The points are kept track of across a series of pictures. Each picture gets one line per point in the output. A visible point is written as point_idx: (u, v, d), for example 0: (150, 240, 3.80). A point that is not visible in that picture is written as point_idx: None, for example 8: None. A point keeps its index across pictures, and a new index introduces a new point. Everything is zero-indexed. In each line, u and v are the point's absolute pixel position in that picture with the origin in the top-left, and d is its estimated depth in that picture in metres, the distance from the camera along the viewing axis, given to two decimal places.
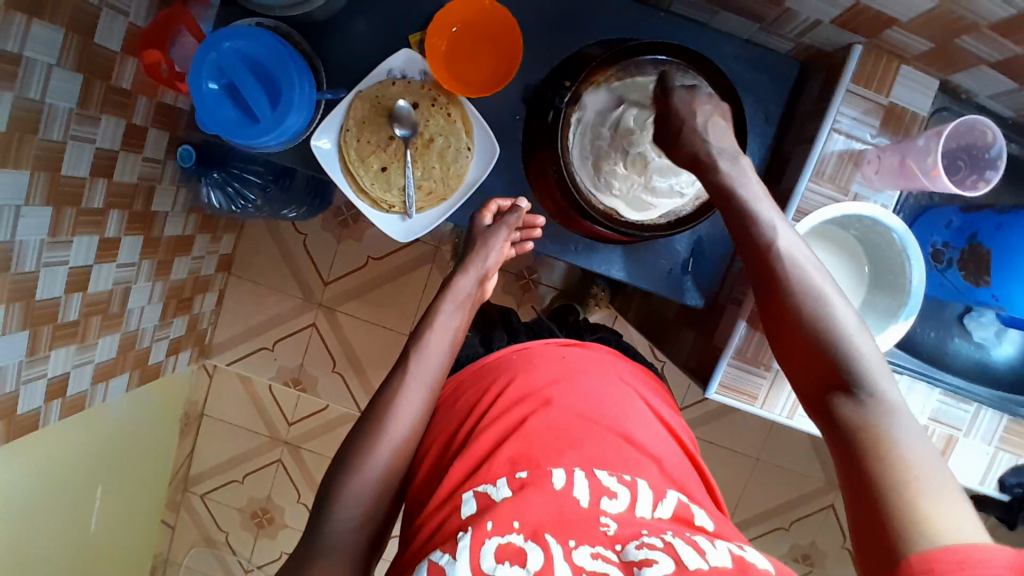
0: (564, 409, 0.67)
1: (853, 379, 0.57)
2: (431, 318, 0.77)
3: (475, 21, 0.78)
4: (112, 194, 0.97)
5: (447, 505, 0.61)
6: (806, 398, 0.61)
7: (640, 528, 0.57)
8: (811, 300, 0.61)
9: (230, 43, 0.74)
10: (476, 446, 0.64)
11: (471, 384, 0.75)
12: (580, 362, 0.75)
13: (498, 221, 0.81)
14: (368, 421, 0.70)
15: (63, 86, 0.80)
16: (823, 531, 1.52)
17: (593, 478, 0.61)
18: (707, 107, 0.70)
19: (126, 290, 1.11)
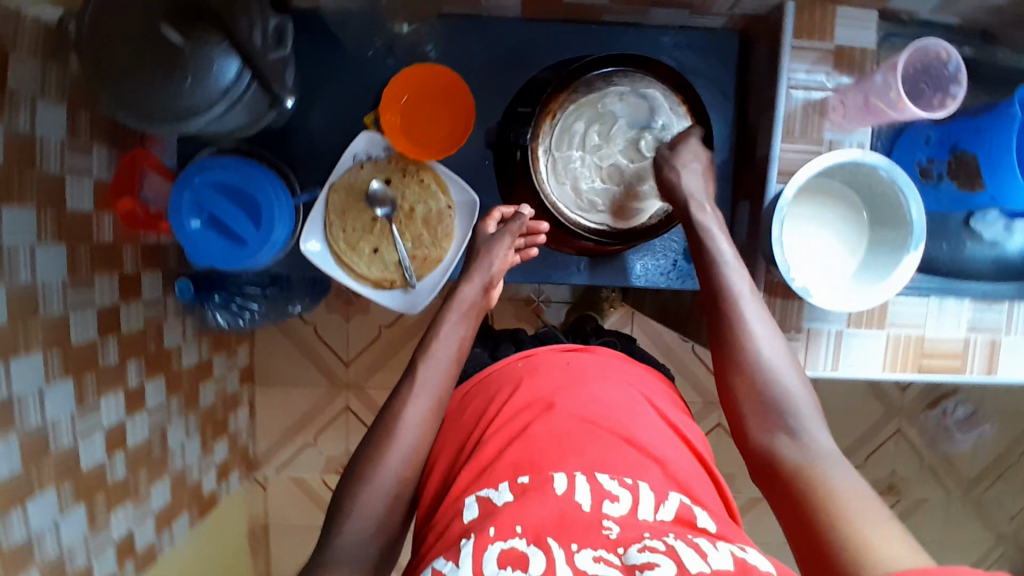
0: (566, 413, 0.62)
1: (791, 418, 0.63)
2: (433, 330, 0.75)
3: (422, 86, 0.79)
4: (125, 345, 1.01)
5: (450, 515, 0.58)
6: (753, 444, 0.64)
7: (643, 530, 0.51)
8: (757, 339, 0.67)
9: (200, 177, 0.76)
10: (482, 455, 0.61)
11: (478, 396, 0.72)
12: (587, 367, 0.71)
13: (502, 228, 0.80)
14: (378, 428, 0.68)
15: (50, 260, 0.84)
16: (896, 457, 1.55)
17: (594, 481, 0.55)
18: (687, 154, 0.75)
19: (163, 431, 1.14)
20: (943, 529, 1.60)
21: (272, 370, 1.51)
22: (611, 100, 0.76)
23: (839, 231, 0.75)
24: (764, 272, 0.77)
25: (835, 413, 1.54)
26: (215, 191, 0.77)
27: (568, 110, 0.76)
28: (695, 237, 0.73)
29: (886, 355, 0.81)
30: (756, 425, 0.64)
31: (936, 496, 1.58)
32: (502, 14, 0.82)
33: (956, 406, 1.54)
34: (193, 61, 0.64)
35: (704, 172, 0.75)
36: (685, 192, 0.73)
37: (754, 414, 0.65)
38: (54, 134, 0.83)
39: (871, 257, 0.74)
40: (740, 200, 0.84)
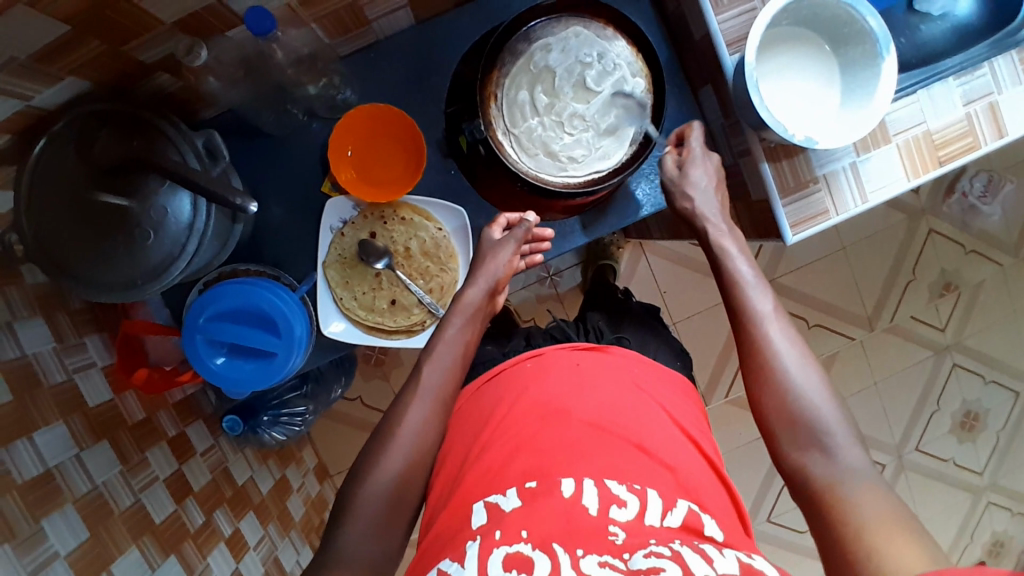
0: (577, 420, 0.69)
1: (821, 433, 0.63)
2: (440, 331, 0.76)
3: (360, 133, 0.78)
4: (203, 501, 1.02)
5: (456, 519, 0.63)
6: (773, 439, 0.66)
7: (648, 537, 0.58)
8: (782, 355, 0.68)
9: (204, 317, 0.74)
10: (489, 461, 0.67)
11: (487, 393, 0.77)
12: (594, 370, 0.75)
13: (507, 234, 0.80)
14: (379, 432, 0.70)
15: (98, 460, 0.85)
16: (940, 255, 1.56)
17: (602, 486, 0.62)
18: (701, 167, 0.77)
19: (275, 559, 1.13)
20: (1012, 298, 1.60)
21: (342, 458, 1.51)
22: (541, 56, 0.73)
23: (807, 73, 0.73)
24: (759, 142, 0.75)
25: (866, 241, 1.54)
26: (224, 322, 0.75)
27: (506, 86, 0.74)
28: (715, 261, 0.76)
29: (904, 164, 0.80)
30: (778, 418, 0.66)
31: (992, 271, 1.58)
32: (398, 27, 0.80)
33: (973, 180, 1.53)
34: (146, 216, 0.63)
35: (715, 187, 0.77)
36: (703, 208, 0.76)
37: (776, 409, 0.66)
38: (42, 347, 0.82)
39: (852, 81, 0.72)
40: (702, 87, 0.83)
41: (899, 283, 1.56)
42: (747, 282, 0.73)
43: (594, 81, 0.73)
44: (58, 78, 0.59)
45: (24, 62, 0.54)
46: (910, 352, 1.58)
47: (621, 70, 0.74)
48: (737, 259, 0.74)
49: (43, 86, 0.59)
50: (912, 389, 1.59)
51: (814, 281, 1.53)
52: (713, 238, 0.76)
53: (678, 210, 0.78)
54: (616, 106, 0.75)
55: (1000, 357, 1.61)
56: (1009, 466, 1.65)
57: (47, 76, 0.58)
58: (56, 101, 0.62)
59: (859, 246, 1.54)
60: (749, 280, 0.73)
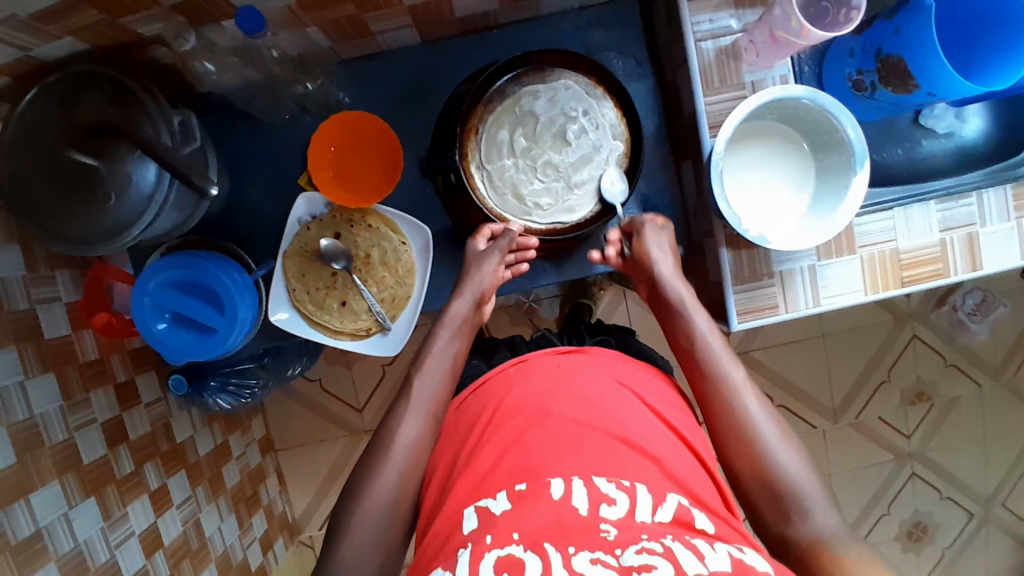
0: (561, 419, 0.70)
1: (798, 498, 0.64)
2: (429, 345, 0.78)
3: (345, 136, 0.80)
4: (136, 451, 1.05)
5: (448, 523, 0.64)
6: (757, 508, 0.66)
7: (640, 532, 0.58)
8: (757, 425, 0.69)
9: (155, 280, 0.76)
10: (476, 464, 0.68)
11: (473, 401, 0.78)
12: (578, 368, 0.76)
13: (491, 245, 0.78)
14: (370, 449, 0.72)
15: (41, 392, 0.88)
16: (920, 363, 1.54)
17: (591, 485, 0.62)
18: (661, 231, 0.81)
19: (197, 520, 1.15)
20: (984, 419, 1.58)
21: (291, 435, 1.54)
22: (528, 101, 0.75)
23: (785, 171, 0.74)
24: (721, 227, 0.76)
25: (847, 334, 1.53)
26: (173, 291, 0.77)
27: (488, 122, 0.76)
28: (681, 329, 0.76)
29: (865, 277, 0.80)
30: (758, 484, 0.66)
31: (968, 389, 1.56)
32: (403, 43, 0.82)
33: (967, 297, 1.51)
34: (111, 178, 0.66)
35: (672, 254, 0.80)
36: (658, 269, 0.79)
37: (754, 475, 0.67)
38: (12, 273, 0.86)
39: (823, 187, 0.73)
40: (683, 160, 0.84)
41: (872, 383, 1.54)
42: (716, 359, 0.74)
43: (573, 135, 0.75)
44: (57, 37, 0.62)
45: (24, 20, 0.57)
46: (871, 453, 1.56)
47: (602, 131, 0.76)
48: (705, 332, 0.76)
49: (43, 41, 0.62)
50: (865, 489, 1.58)
51: (787, 362, 1.52)
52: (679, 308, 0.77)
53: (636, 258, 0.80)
54: (591, 163, 0.76)
55: (960, 476, 1.59)
56: None
57: (46, 34, 0.61)
58: (54, 55, 0.66)
59: (839, 337, 1.53)
60: (717, 356, 0.74)
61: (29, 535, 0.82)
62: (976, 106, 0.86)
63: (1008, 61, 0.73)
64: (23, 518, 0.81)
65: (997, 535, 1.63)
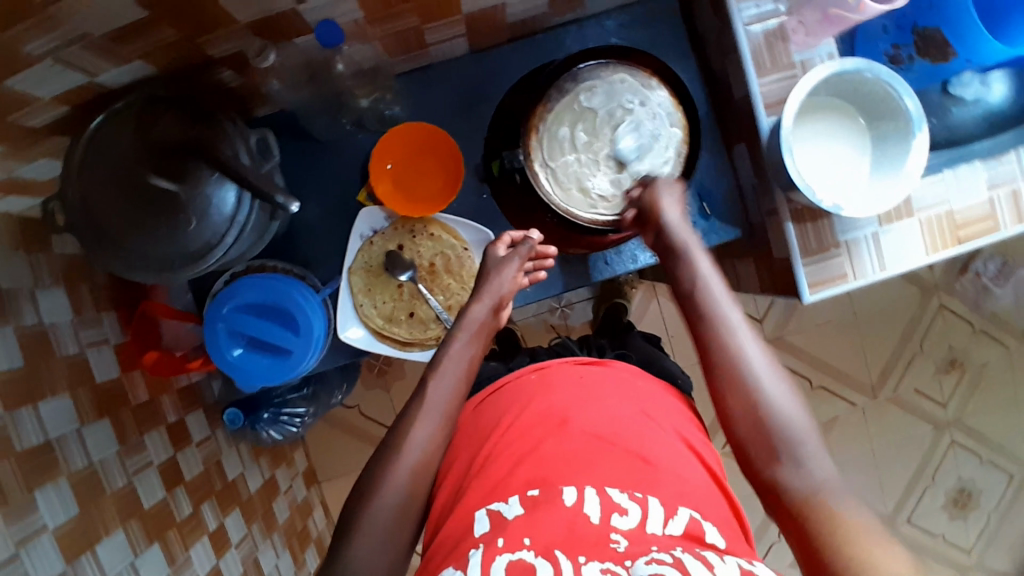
0: (578, 430, 0.69)
1: (792, 444, 0.63)
2: (444, 347, 0.76)
3: (404, 148, 0.80)
4: (193, 492, 1.01)
5: (460, 525, 0.63)
6: (748, 451, 0.65)
7: (650, 545, 0.58)
8: (753, 364, 0.67)
9: (227, 306, 0.77)
10: (490, 473, 0.67)
11: (488, 409, 0.76)
12: (599, 381, 0.75)
13: (511, 252, 0.80)
14: (387, 446, 0.70)
15: (98, 438, 0.84)
16: (951, 332, 1.57)
17: (604, 496, 0.62)
18: (674, 193, 0.75)
19: (255, 558, 1.13)
20: (1016, 382, 1.61)
21: (334, 464, 1.51)
22: (586, 96, 0.77)
23: (843, 140, 0.76)
24: (786, 203, 0.77)
25: (877, 310, 1.55)
26: (245, 314, 0.77)
27: (549, 121, 0.77)
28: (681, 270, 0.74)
29: (925, 238, 0.81)
30: (752, 427, 0.65)
31: (998, 354, 1.59)
32: (453, 54, 0.83)
33: (987, 263, 1.55)
34: (192, 203, 0.66)
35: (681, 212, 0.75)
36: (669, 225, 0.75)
37: (749, 419, 0.65)
38: (61, 317, 0.83)
39: (881, 152, 0.74)
40: (735, 144, 0.85)
41: (906, 356, 1.56)
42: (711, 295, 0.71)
43: (632, 126, 0.77)
44: (128, 61, 0.62)
45: (98, 41, 0.57)
46: (910, 426, 1.58)
47: (661, 119, 0.78)
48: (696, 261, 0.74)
49: (111, 66, 0.62)
50: (908, 462, 1.58)
51: (821, 343, 1.54)
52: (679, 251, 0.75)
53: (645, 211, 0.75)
54: (652, 152, 0.78)
55: (999, 440, 1.61)
56: (996, 551, 1.64)
57: (118, 58, 0.61)
58: (118, 81, 0.65)
59: (869, 314, 1.55)
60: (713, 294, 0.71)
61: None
62: (998, 72, 0.84)
63: None
64: (91, 569, 0.77)
65: None
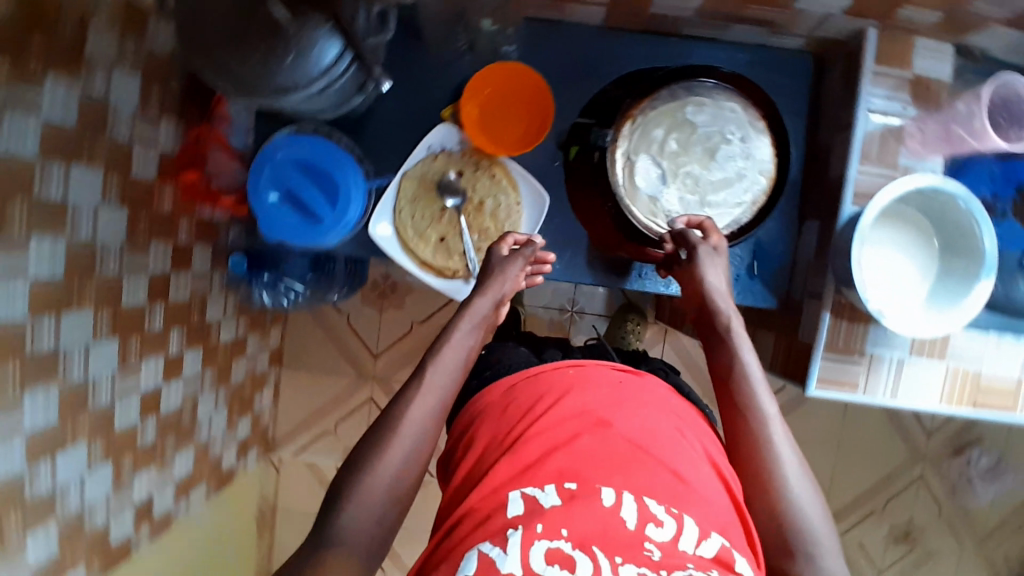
0: (617, 434, 0.64)
1: (810, 546, 0.61)
2: (445, 336, 0.72)
3: (507, 86, 0.81)
4: (170, 314, 1.04)
5: (491, 503, 0.60)
6: (767, 544, 0.63)
7: (685, 561, 0.54)
8: (783, 464, 0.64)
9: (282, 153, 0.78)
10: (522, 451, 0.63)
11: (522, 390, 0.72)
12: (637, 390, 0.70)
13: (515, 254, 0.78)
14: (379, 426, 0.66)
15: (112, 222, 0.86)
16: (919, 503, 1.54)
17: (641, 503, 0.58)
18: (718, 261, 0.75)
19: (194, 401, 1.17)
20: None
21: (304, 355, 1.52)
22: (692, 110, 0.77)
23: (910, 259, 0.76)
24: (834, 292, 0.77)
25: (861, 451, 1.51)
26: (293, 168, 0.78)
27: (647, 117, 0.77)
28: (727, 356, 0.71)
29: (944, 386, 0.80)
30: (768, 523, 0.63)
31: (953, 544, 1.56)
32: (586, 20, 0.83)
33: (980, 455, 1.52)
34: (298, 37, 0.64)
35: (723, 268, 0.74)
36: (720, 291, 0.74)
37: (768, 513, 0.63)
38: (125, 103, 0.85)
39: (941, 283, 0.74)
40: (806, 220, 0.85)
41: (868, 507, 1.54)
42: (757, 394, 0.68)
43: (721, 156, 0.77)
44: None
45: None
46: None
47: (750, 162, 0.78)
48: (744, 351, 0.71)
49: None
50: None
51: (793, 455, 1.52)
52: (728, 331, 0.72)
53: (690, 283, 0.75)
54: (729, 188, 0.78)
55: None
56: None
57: None
58: None
59: (852, 451, 1.52)
60: (758, 392, 0.68)
61: (49, 350, 0.78)
62: None
63: None
64: (49, 333, 0.78)
65: None
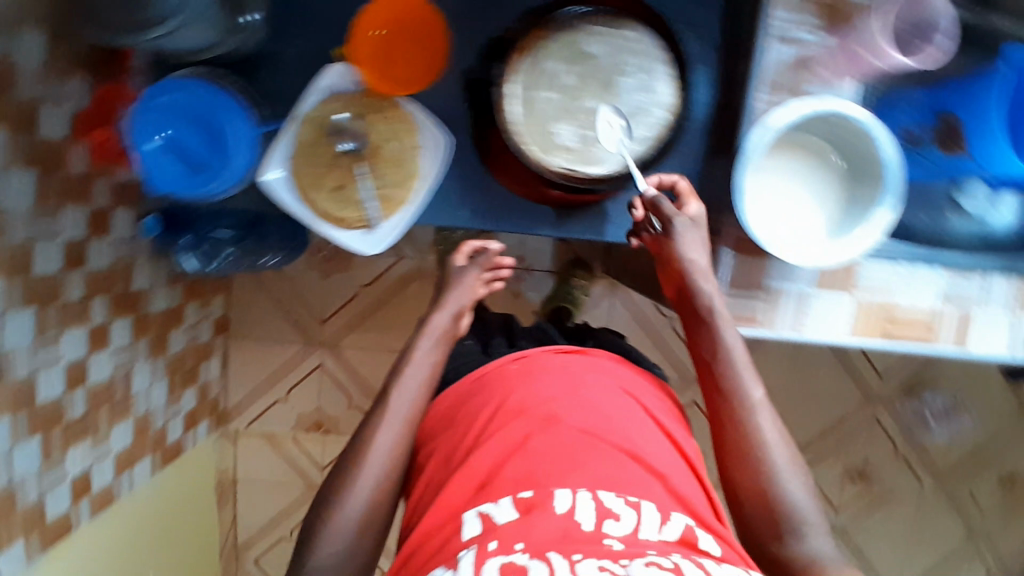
0: (568, 427, 0.71)
1: (798, 522, 0.68)
2: (409, 353, 0.82)
3: (399, 21, 0.77)
4: (91, 282, 1.01)
5: (451, 527, 0.66)
6: (759, 526, 0.70)
7: (644, 547, 0.60)
8: (766, 446, 0.71)
9: (165, 97, 0.75)
10: (477, 463, 0.69)
11: (476, 397, 0.78)
12: (581, 371, 0.79)
13: (470, 263, 0.91)
14: (352, 454, 0.76)
15: (12, 185, 0.83)
16: (872, 445, 1.54)
17: (597, 500, 0.64)
18: (687, 224, 0.77)
19: (128, 371, 1.16)
20: (918, 520, 1.59)
21: (248, 323, 1.50)
22: (587, 40, 0.74)
23: (814, 189, 0.74)
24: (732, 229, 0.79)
25: (814, 398, 1.51)
26: (178, 113, 0.76)
27: (538, 50, 0.74)
28: (705, 339, 0.76)
29: (854, 319, 0.81)
30: (756, 503, 0.69)
31: (909, 485, 1.57)
32: None
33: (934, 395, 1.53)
34: None
35: (700, 235, 0.77)
36: (695, 270, 0.77)
37: (753, 489, 0.70)
38: (24, 55, 0.82)
39: (845, 214, 0.73)
40: (718, 157, 0.82)
41: (824, 452, 1.54)
42: (737, 385, 0.73)
43: (618, 88, 0.75)
44: None
45: None
46: None
47: (648, 94, 0.75)
48: (724, 332, 0.75)
49: None
50: None
51: None
52: (706, 318, 0.76)
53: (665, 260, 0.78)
54: (628, 121, 0.75)
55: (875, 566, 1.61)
56: None
57: None
58: None
59: (805, 398, 1.51)
60: (737, 381, 0.73)
61: None
62: (1012, 197, 0.89)
63: None
64: None
65: None
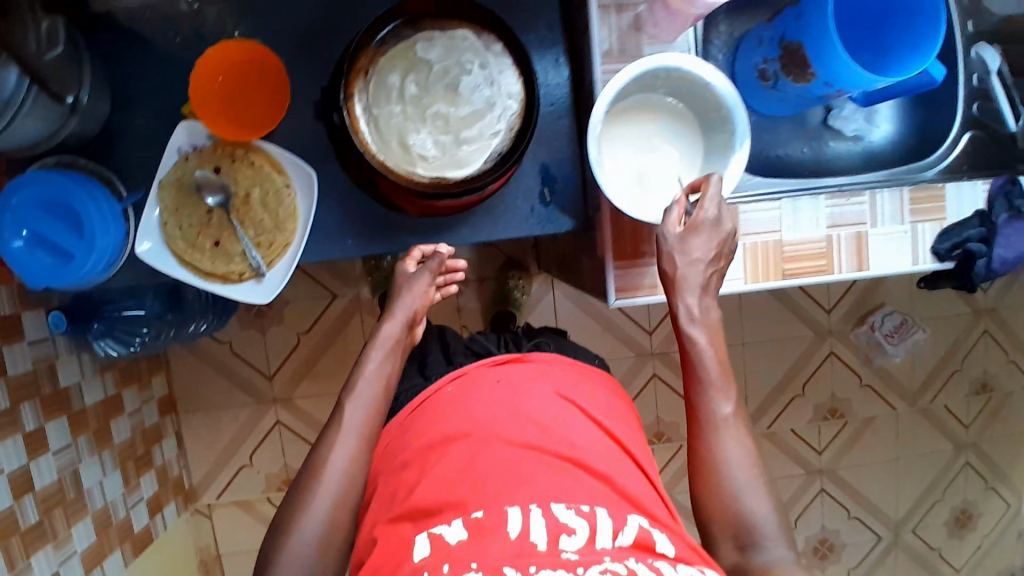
0: (515, 445, 0.68)
1: (755, 529, 0.66)
2: (360, 367, 0.77)
3: (238, 66, 0.77)
4: (13, 389, 0.99)
5: (398, 552, 0.62)
6: (719, 533, 0.67)
7: (602, 555, 0.58)
8: (730, 457, 0.69)
9: (17, 197, 0.73)
10: (420, 492, 0.66)
11: (418, 421, 0.76)
12: (516, 379, 0.77)
13: (421, 267, 0.82)
14: (303, 478, 0.70)
15: None
16: (836, 380, 1.55)
17: (549, 515, 0.61)
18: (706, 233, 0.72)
19: (75, 472, 1.12)
20: (900, 443, 1.60)
21: (196, 395, 1.47)
22: (423, 47, 0.74)
23: (673, 142, 0.78)
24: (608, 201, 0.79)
25: (769, 345, 1.52)
26: (34, 210, 0.74)
27: (376, 66, 0.74)
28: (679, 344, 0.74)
29: (746, 265, 0.84)
30: (718, 512, 0.67)
31: (884, 411, 1.58)
32: None
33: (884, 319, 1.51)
34: None
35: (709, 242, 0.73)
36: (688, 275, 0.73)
37: (717, 499, 0.68)
38: None
39: (708, 164, 0.77)
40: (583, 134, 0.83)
41: (793, 397, 1.55)
42: (714, 390, 0.71)
43: (464, 88, 0.75)
44: None
45: None
46: (785, 466, 1.56)
47: (496, 88, 0.76)
48: (698, 339, 0.73)
49: None
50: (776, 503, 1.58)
51: None
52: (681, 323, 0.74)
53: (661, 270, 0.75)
54: (482, 119, 0.76)
55: (872, 498, 1.61)
56: None
57: None
58: None
59: (761, 348, 1.52)
60: (714, 386, 0.72)
61: None
62: (885, 111, 0.93)
63: (911, 55, 0.77)
64: None
65: (902, 559, 1.65)
